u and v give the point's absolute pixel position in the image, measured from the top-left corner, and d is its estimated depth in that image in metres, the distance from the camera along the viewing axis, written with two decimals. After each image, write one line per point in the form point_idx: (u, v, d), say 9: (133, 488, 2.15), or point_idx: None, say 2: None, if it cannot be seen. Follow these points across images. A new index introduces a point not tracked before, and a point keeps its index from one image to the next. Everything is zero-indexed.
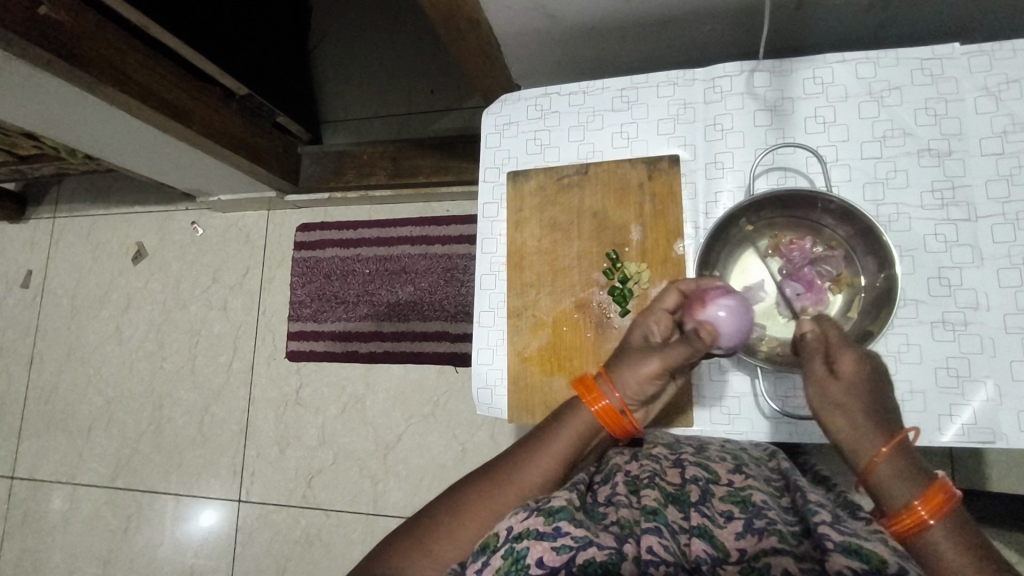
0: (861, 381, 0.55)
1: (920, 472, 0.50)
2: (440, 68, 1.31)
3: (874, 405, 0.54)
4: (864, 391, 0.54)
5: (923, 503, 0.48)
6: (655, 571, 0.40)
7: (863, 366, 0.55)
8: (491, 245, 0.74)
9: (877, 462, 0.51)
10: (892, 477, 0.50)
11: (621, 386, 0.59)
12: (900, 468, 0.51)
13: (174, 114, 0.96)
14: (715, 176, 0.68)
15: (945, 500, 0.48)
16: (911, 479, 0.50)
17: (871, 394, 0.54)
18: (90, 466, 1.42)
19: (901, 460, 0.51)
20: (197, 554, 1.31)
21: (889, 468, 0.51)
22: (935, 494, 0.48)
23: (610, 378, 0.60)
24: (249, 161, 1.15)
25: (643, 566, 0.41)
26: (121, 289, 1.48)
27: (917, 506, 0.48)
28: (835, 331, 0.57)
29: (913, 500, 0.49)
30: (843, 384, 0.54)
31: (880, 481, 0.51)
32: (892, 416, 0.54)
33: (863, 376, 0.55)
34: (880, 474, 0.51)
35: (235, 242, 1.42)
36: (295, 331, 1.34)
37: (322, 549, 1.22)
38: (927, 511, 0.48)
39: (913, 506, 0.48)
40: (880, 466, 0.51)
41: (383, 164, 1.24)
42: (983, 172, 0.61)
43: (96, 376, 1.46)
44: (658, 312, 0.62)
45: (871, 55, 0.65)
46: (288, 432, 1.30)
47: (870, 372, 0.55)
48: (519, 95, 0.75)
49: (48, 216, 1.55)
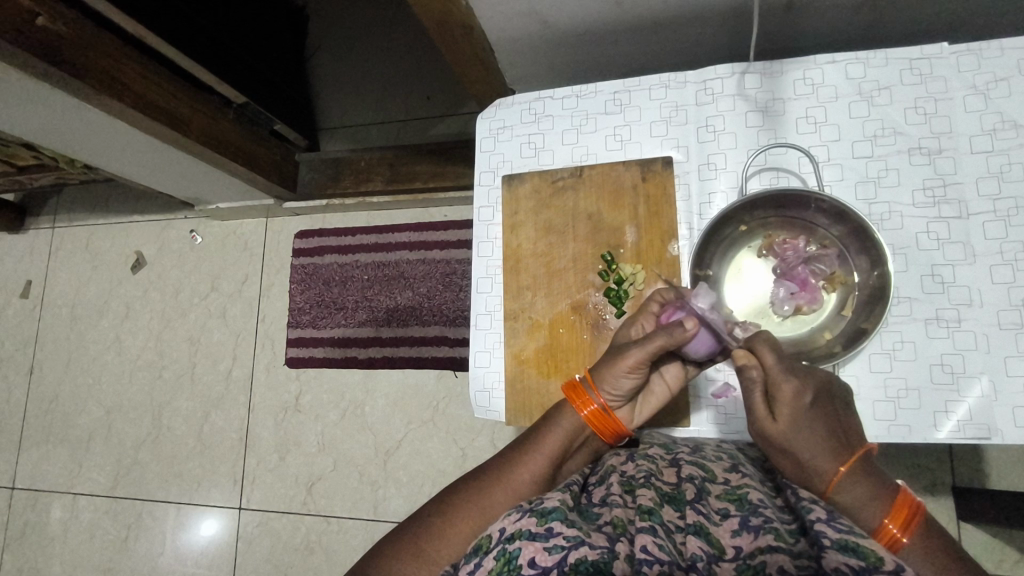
0: (801, 412, 0.52)
1: (880, 487, 0.51)
2: (436, 74, 1.32)
3: (818, 435, 0.52)
4: (806, 422, 0.52)
5: (892, 520, 0.49)
6: (648, 570, 0.41)
7: (801, 397, 0.52)
8: (487, 249, 0.75)
9: (836, 489, 0.51)
10: (856, 499, 0.50)
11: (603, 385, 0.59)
12: (860, 488, 0.51)
13: (171, 123, 0.97)
14: (708, 177, 0.68)
15: (911, 512, 0.49)
16: (876, 497, 0.50)
17: (815, 423, 0.52)
18: (90, 476, 1.42)
19: (862, 479, 0.51)
20: (198, 562, 1.31)
21: (852, 487, 0.51)
22: (902, 508, 0.49)
23: (596, 380, 0.60)
24: (246, 169, 1.15)
25: (636, 565, 0.41)
26: (120, 298, 1.49)
27: (888, 524, 0.49)
28: (772, 360, 0.53)
29: (883, 518, 0.49)
30: (787, 419, 0.52)
31: (844, 505, 0.50)
32: (841, 441, 0.52)
33: (802, 406, 0.52)
34: (843, 497, 0.51)
35: (234, 249, 1.42)
36: (294, 338, 1.34)
37: (323, 556, 1.22)
38: (897, 527, 0.49)
39: (884, 525, 0.49)
40: (840, 492, 0.51)
41: (380, 170, 1.25)
42: (973, 170, 0.62)
43: (95, 385, 1.46)
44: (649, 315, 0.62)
45: (860, 56, 0.65)
46: (288, 439, 1.30)
47: (810, 399, 0.52)
48: (513, 100, 0.76)
49: (47, 226, 1.55)
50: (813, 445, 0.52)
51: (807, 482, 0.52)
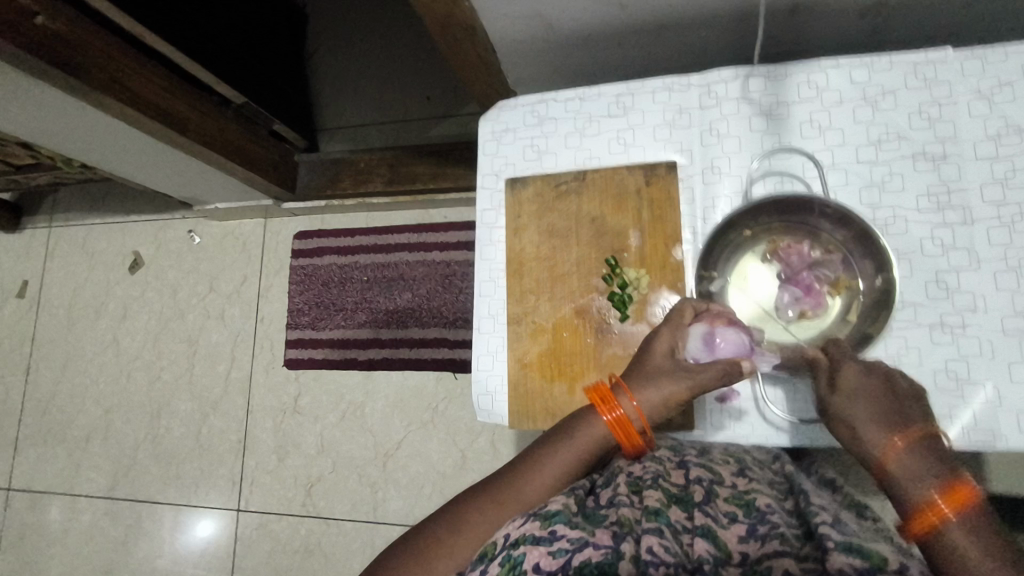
0: (871, 386, 0.56)
1: (939, 467, 0.51)
2: (436, 75, 1.32)
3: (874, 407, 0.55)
4: (866, 395, 0.55)
5: (944, 498, 0.49)
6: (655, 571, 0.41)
7: (869, 372, 0.56)
8: (490, 252, 0.74)
9: (895, 457, 0.52)
10: (909, 472, 0.51)
11: (642, 399, 0.59)
12: (917, 462, 0.52)
13: (170, 123, 0.97)
14: (712, 181, 0.68)
15: (966, 496, 0.49)
16: (930, 475, 0.50)
17: (881, 397, 0.55)
18: (87, 477, 1.41)
19: (923, 453, 0.52)
20: (196, 564, 1.30)
21: (905, 462, 0.52)
22: (957, 490, 0.49)
23: (630, 388, 0.59)
24: (245, 169, 1.15)
25: (642, 565, 0.41)
26: (118, 299, 1.48)
27: (938, 501, 0.49)
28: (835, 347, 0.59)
29: (933, 494, 0.49)
30: (843, 393, 0.56)
31: (896, 476, 0.52)
32: (907, 413, 0.54)
33: (871, 381, 0.56)
34: (897, 468, 0.52)
35: (232, 250, 1.42)
36: (293, 339, 1.34)
37: (322, 557, 1.22)
38: (948, 506, 0.48)
39: (934, 501, 0.49)
40: (895, 461, 0.52)
41: (380, 171, 1.24)
42: (977, 175, 0.62)
43: (93, 385, 1.46)
44: (679, 328, 0.61)
45: (865, 60, 0.65)
46: (287, 440, 1.30)
47: (880, 376, 0.56)
48: (516, 102, 0.75)
49: (43, 226, 1.54)
50: (874, 411, 0.55)
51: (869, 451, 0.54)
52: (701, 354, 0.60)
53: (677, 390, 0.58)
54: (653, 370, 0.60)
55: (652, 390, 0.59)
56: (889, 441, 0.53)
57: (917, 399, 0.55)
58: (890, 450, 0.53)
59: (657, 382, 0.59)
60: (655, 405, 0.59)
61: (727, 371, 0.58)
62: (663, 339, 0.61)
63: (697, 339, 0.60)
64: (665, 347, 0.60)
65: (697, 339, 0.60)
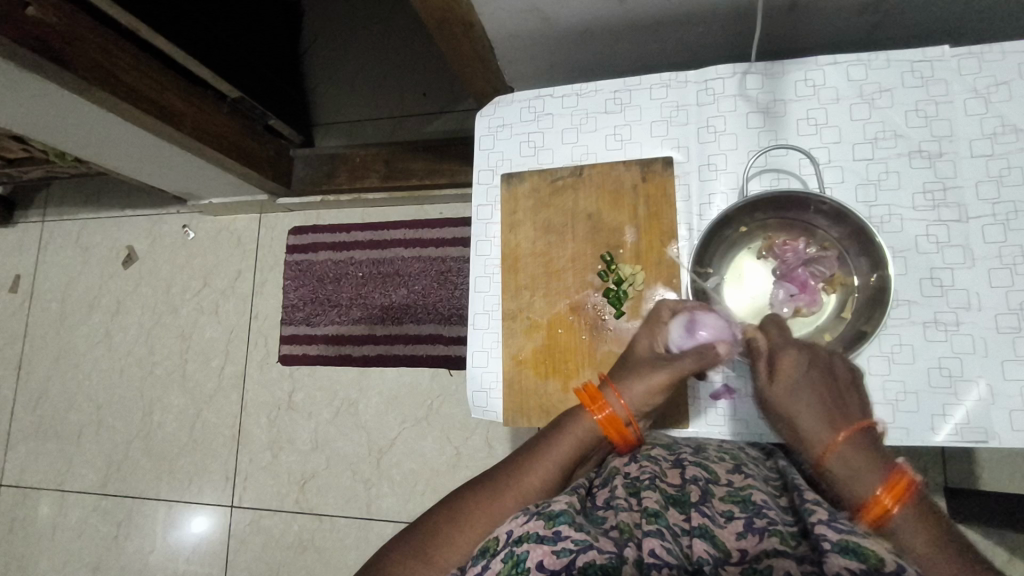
0: (801, 381, 0.56)
1: (878, 461, 0.52)
2: (432, 70, 1.31)
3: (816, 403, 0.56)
4: (806, 390, 0.56)
5: (885, 492, 0.50)
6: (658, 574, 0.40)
7: (801, 366, 0.57)
8: (485, 248, 0.74)
9: (832, 453, 0.54)
10: (848, 466, 0.53)
11: (627, 394, 0.59)
12: (853, 456, 0.53)
13: (163, 116, 0.96)
14: (708, 178, 0.68)
15: (905, 489, 0.50)
16: (868, 472, 0.52)
17: (815, 391, 0.56)
18: (79, 473, 1.40)
19: (860, 447, 0.54)
20: (189, 560, 1.30)
21: (843, 458, 0.53)
22: (896, 484, 0.50)
23: (615, 386, 0.60)
24: (240, 164, 1.14)
25: (645, 568, 0.41)
26: (111, 293, 1.47)
27: (879, 496, 0.50)
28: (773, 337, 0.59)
29: (874, 489, 0.50)
30: (784, 387, 0.57)
31: (836, 470, 0.53)
32: (846, 410, 0.56)
33: (802, 375, 0.56)
34: (837, 465, 0.53)
35: (227, 245, 1.41)
36: (288, 335, 1.33)
37: (315, 554, 1.21)
38: (889, 500, 0.49)
39: (874, 496, 0.50)
40: (832, 457, 0.54)
41: (376, 166, 1.24)
42: (973, 173, 0.62)
43: (85, 380, 1.45)
44: (657, 324, 0.62)
45: (862, 58, 0.65)
46: (281, 436, 1.29)
47: (811, 368, 0.57)
48: (512, 97, 0.75)
49: (36, 219, 1.53)
50: (807, 407, 0.56)
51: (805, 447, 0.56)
52: (684, 343, 0.60)
53: (656, 377, 0.58)
54: (633, 366, 0.61)
55: (634, 383, 0.59)
56: (823, 436, 0.55)
57: (849, 393, 0.56)
58: (825, 446, 0.54)
59: (637, 374, 0.59)
60: (647, 397, 0.59)
61: (701, 356, 0.59)
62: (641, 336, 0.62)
63: (677, 332, 0.61)
64: (646, 343, 0.62)
65: (678, 327, 0.61)
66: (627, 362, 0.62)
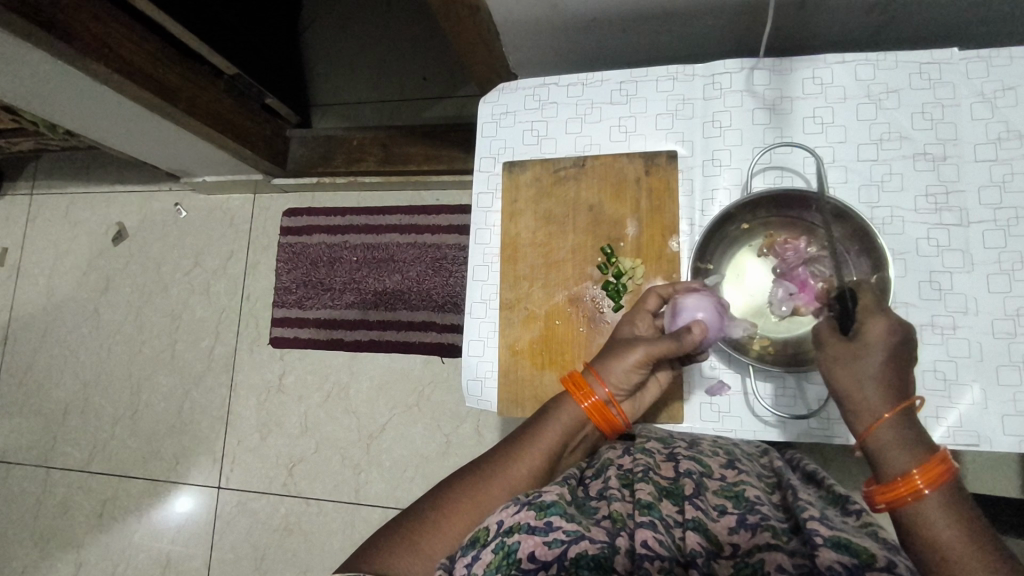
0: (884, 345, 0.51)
1: (919, 439, 0.49)
2: (433, 54, 1.29)
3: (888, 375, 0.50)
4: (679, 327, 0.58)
5: (920, 473, 0.47)
6: (649, 566, 0.40)
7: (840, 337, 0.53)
8: (485, 236, 0.74)
9: (881, 428, 0.49)
10: (898, 438, 0.49)
11: (607, 378, 0.59)
12: (907, 430, 0.49)
13: (159, 91, 0.94)
14: (712, 173, 0.68)
15: (943, 471, 0.47)
16: (909, 449, 0.48)
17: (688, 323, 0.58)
18: (64, 450, 1.39)
19: (906, 424, 0.49)
20: (173, 541, 1.29)
21: (891, 433, 0.49)
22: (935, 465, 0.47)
23: (599, 373, 0.60)
24: (236, 143, 1.12)
25: (638, 559, 0.41)
26: (100, 270, 1.45)
27: (914, 477, 0.47)
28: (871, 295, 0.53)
29: (912, 469, 0.47)
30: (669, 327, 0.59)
31: (883, 442, 0.49)
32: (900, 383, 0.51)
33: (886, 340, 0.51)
34: (880, 443, 0.49)
35: (219, 225, 1.39)
36: (279, 317, 1.32)
37: (302, 537, 1.21)
38: (924, 481, 0.47)
39: (911, 477, 0.47)
40: (884, 427, 0.49)
41: (373, 150, 1.22)
42: (976, 178, 0.62)
43: (71, 356, 1.43)
44: (642, 313, 0.62)
45: (870, 57, 0.65)
46: (270, 419, 1.29)
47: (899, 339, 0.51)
48: (516, 85, 0.74)
49: (24, 192, 1.50)
50: (876, 368, 0.50)
51: (856, 411, 0.51)
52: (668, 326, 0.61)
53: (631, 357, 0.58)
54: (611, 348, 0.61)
55: (610, 364, 0.59)
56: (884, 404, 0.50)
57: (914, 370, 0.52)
58: (880, 416, 0.49)
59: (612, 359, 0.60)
60: (626, 376, 0.59)
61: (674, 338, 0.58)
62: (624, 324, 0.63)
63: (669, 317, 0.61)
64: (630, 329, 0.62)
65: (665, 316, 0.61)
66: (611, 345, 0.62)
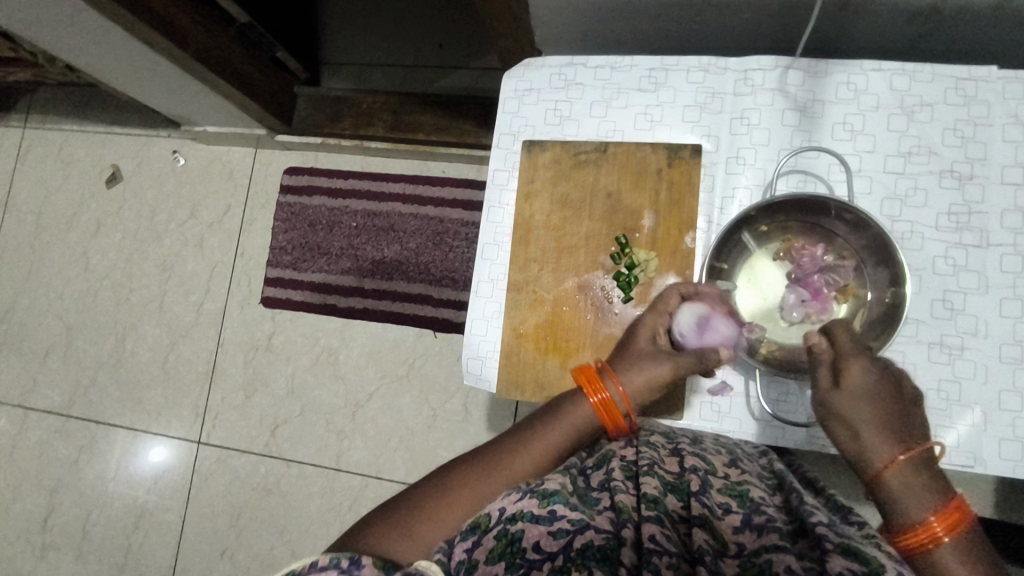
0: (873, 391, 0.52)
1: (934, 484, 0.50)
2: (452, 21, 1.26)
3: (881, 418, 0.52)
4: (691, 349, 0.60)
5: (938, 520, 0.49)
6: (658, 561, 0.40)
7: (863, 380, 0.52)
8: (497, 215, 0.72)
9: (893, 475, 0.50)
10: (909, 488, 0.50)
11: (624, 383, 0.58)
12: (917, 476, 0.50)
13: (168, 33, 0.91)
14: (734, 171, 0.66)
15: (957, 517, 0.49)
16: (924, 496, 0.50)
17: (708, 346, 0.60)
18: (43, 393, 1.36)
19: (918, 470, 0.51)
20: (149, 492, 1.28)
21: (904, 479, 0.50)
22: (950, 513, 0.49)
23: (615, 372, 0.59)
24: (241, 94, 1.09)
25: (645, 553, 0.41)
26: (91, 212, 1.41)
27: (934, 522, 0.49)
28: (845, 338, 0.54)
29: (930, 515, 0.49)
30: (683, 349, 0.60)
31: (894, 490, 0.50)
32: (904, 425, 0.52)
33: (873, 380, 0.52)
34: (894, 484, 0.50)
35: (218, 177, 1.36)
36: (273, 277, 1.30)
37: (280, 498, 1.21)
38: (941, 527, 0.49)
39: (929, 522, 0.49)
40: (896, 475, 0.50)
41: (383, 116, 1.19)
42: (1000, 201, 0.61)
43: (55, 299, 1.40)
44: (664, 314, 0.62)
45: (908, 67, 0.64)
46: (256, 378, 1.27)
47: (882, 374, 0.53)
48: (543, 61, 0.72)
49: (17, 125, 1.46)
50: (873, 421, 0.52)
51: (865, 454, 0.52)
52: (688, 335, 0.61)
53: (657, 371, 0.58)
54: (635, 355, 0.60)
55: (634, 373, 0.59)
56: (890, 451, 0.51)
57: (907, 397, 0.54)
58: (891, 463, 0.51)
59: (638, 365, 0.59)
60: (644, 390, 0.59)
61: (702, 357, 0.59)
62: (646, 325, 0.61)
63: (685, 322, 0.61)
64: (648, 333, 0.61)
65: (686, 320, 0.60)
66: (626, 351, 0.61)
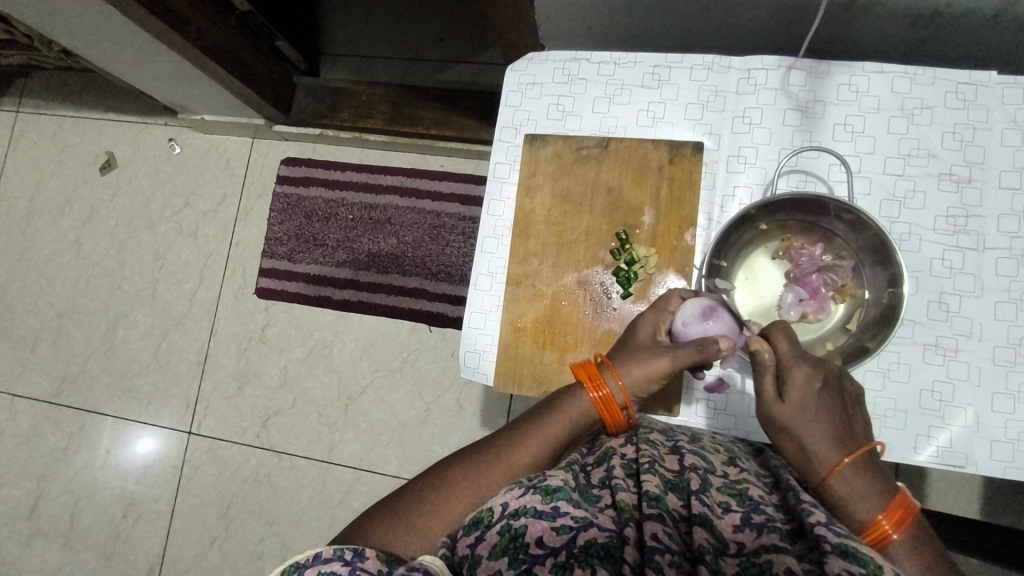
0: (812, 398, 0.53)
1: (879, 483, 0.50)
2: (453, 15, 1.25)
3: (825, 421, 0.53)
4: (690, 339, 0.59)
5: (886, 517, 0.48)
6: (660, 559, 0.40)
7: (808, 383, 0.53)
8: (498, 208, 0.72)
9: (836, 478, 0.51)
10: (855, 489, 0.50)
11: (624, 378, 0.58)
12: (862, 479, 0.51)
13: (169, 19, 0.90)
14: (736, 170, 0.67)
15: (905, 514, 0.49)
16: (870, 496, 0.50)
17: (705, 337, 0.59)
18: (32, 379, 1.35)
19: (862, 470, 0.51)
20: (138, 481, 1.27)
21: (849, 481, 0.51)
22: (897, 508, 0.49)
23: (614, 368, 0.59)
24: (241, 82, 1.08)
25: (647, 550, 0.41)
26: (84, 199, 1.40)
27: (881, 520, 0.48)
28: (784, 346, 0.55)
29: (878, 513, 0.49)
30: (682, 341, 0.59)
31: (841, 494, 0.50)
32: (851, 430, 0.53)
33: (812, 391, 0.53)
34: (841, 488, 0.51)
35: (214, 166, 1.35)
36: (268, 268, 1.29)
37: (270, 490, 1.21)
38: (890, 524, 0.48)
39: (877, 520, 0.48)
40: (839, 479, 0.51)
41: (382, 108, 1.18)
42: (997, 205, 0.62)
43: (46, 285, 1.38)
44: (665, 312, 0.62)
45: (909, 71, 0.64)
46: (249, 369, 1.27)
47: (821, 384, 0.54)
48: (547, 56, 0.72)
49: (11, 109, 1.44)
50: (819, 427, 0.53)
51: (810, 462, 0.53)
52: (690, 325, 0.60)
53: (655, 363, 0.58)
54: (634, 349, 0.60)
55: (632, 366, 0.58)
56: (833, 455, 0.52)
57: (853, 409, 0.55)
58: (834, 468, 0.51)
59: (635, 358, 0.59)
60: (643, 384, 0.59)
61: (702, 348, 0.57)
62: (647, 321, 0.61)
63: (688, 314, 0.60)
64: (650, 329, 0.61)
65: (688, 314, 0.60)
66: (626, 346, 0.61)
